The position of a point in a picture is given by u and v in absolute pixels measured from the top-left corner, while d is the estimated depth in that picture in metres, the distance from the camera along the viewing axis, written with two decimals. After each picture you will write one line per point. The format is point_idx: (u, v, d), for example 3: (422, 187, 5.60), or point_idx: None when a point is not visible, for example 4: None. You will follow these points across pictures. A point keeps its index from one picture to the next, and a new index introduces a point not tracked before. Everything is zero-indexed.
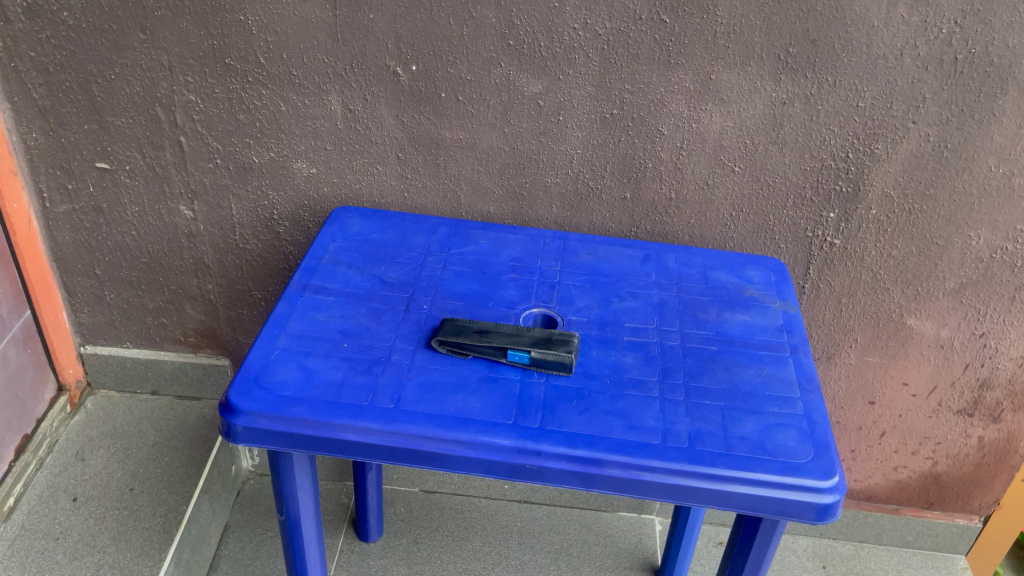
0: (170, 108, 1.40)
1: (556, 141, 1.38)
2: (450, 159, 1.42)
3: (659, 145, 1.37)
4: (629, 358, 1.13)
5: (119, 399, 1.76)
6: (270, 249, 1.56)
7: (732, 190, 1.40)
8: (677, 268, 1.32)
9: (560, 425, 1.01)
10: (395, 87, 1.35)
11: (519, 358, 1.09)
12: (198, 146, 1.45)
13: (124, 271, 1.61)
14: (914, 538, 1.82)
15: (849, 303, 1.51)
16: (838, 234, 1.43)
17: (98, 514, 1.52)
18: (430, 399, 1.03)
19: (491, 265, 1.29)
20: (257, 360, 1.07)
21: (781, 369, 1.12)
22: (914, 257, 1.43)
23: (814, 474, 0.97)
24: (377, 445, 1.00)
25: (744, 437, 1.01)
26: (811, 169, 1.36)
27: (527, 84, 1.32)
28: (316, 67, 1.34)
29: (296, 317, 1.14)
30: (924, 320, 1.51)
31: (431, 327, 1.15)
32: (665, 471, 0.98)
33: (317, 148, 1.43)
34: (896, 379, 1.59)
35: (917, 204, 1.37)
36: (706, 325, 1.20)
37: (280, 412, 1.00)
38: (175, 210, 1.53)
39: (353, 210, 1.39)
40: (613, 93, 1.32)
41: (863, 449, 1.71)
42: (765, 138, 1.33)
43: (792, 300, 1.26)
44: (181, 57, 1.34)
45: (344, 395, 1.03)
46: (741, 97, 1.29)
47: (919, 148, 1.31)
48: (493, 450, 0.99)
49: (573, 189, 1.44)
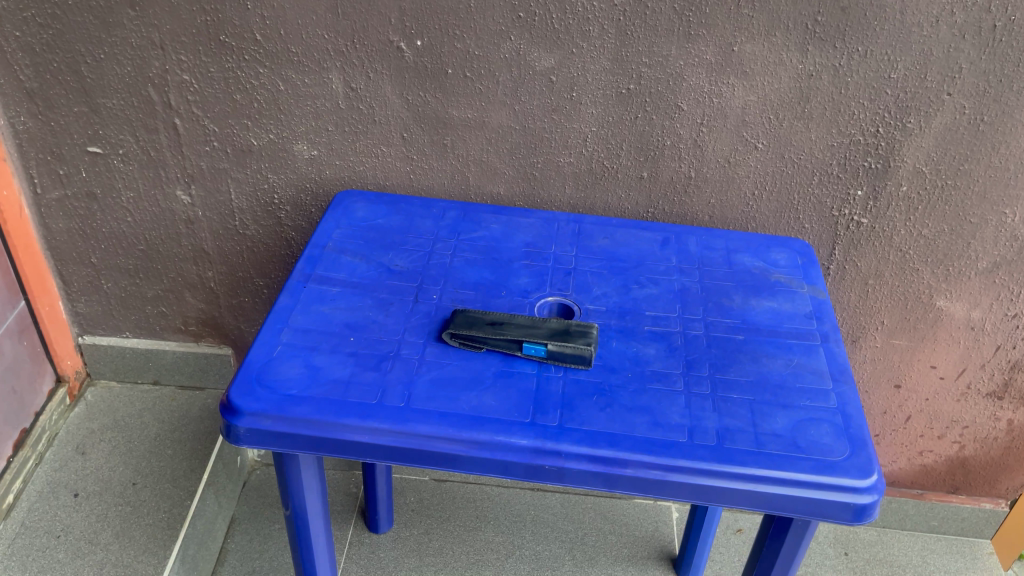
0: (163, 88, 1.34)
1: (570, 119, 1.31)
2: (458, 139, 1.36)
3: (678, 122, 1.30)
4: (651, 349, 1.07)
5: (119, 390, 1.71)
6: (272, 235, 1.50)
7: (755, 168, 1.33)
8: (699, 251, 1.25)
9: (580, 423, 0.95)
10: (399, 64, 1.28)
11: (535, 352, 1.03)
12: (194, 129, 1.38)
13: (121, 259, 1.55)
14: (939, 523, 1.77)
15: (875, 284, 1.44)
16: (865, 213, 1.36)
17: (100, 510, 1.48)
18: (443, 396, 0.98)
19: (503, 252, 1.23)
20: (260, 356, 1.01)
21: (812, 360, 1.06)
22: (946, 236, 1.36)
23: (852, 472, 0.91)
24: (387, 446, 0.94)
25: (775, 433, 0.96)
26: (839, 145, 1.29)
27: (539, 59, 1.25)
28: (315, 43, 1.27)
29: (300, 310, 1.09)
30: (955, 302, 1.44)
31: (442, 319, 1.09)
32: (693, 471, 0.92)
33: (318, 129, 1.36)
34: (924, 362, 1.53)
35: (950, 180, 1.30)
36: (731, 313, 1.14)
37: (286, 412, 0.95)
38: (172, 196, 1.47)
39: (357, 194, 1.33)
40: (630, 67, 1.24)
41: (887, 434, 1.66)
42: (791, 113, 1.26)
43: (821, 285, 1.19)
44: (174, 34, 1.27)
45: (352, 394, 0.98)
46: (766, 70, 1.22)
47: (954, 122, 1.24)
48: (510, 451, 0.93)
49: (587, 169, 1.37)
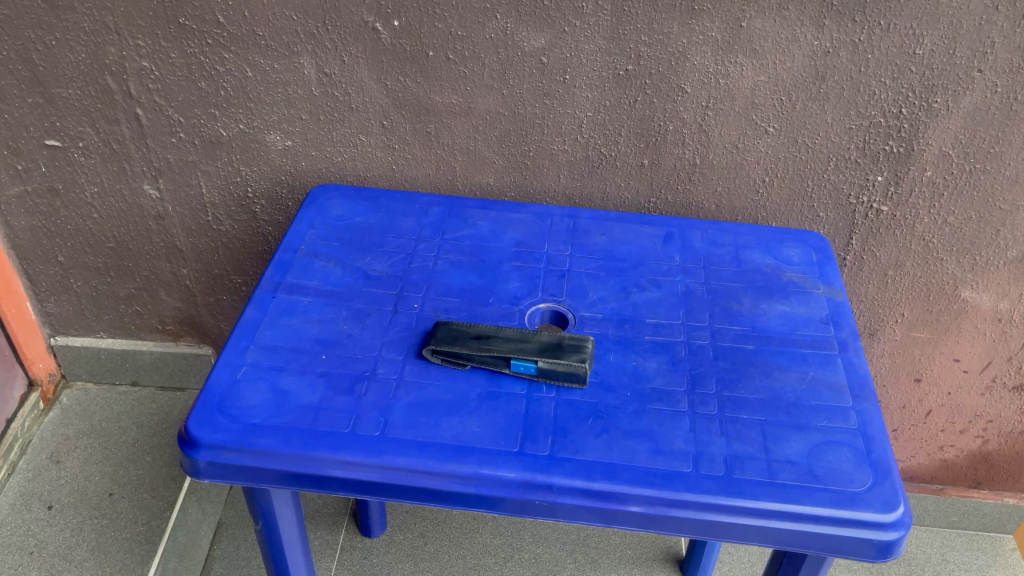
0: (121, 76, 1.23)
1: (563, 103, 1.21)
2: (443, 126, 1.25)
3: (682, 105, 1.19)
4: (652, 363, 0.97)
5: (96, 392, 1.63)
6: (248, 230, 1.41)
7: (766, 154, 1.23)
8: (704, 248, 1.16)
9: (573, 452, 0.86)
10: (375, 46, 1.17)
11: (524, 369, 0.94)
12: (158, 119, 1.28)
13: (89, 257, 1.46)
14: (959, 518, 1.68)
15: (895, 275, 1.34)
16: (886, 201, 1.25)
17: (75, 524, 1.40)
18: (422, 423, 0.89)
19: (491, 252, 1.13)
20: (222, 380, 0.92)
21: (830, 373, 0.97)
22: (973, 224, 1.26)
23: (874, 506, 0.82)
24: (361, 481, 0.86)
25: (790, 460, 0.87)
26: (858, 128, 1.18)
27: (528, 39, 1.14)
28: (283, 25, 1.16)
29: (267, 325, 0.99)
30: (981, 293, 1.34)
31: (423, 331, 1.00)
32: (698, 506, 0.83)
33: (291, 118, 1.26)
34: (946, 356, 1.44)
35: (979, 164, 1.19)
36: (740, 319, 1.04)
37: (248, 445, 0.86)
38: (139, 190, 1.37)
39: (333, 188, 1.23)
40: (627, 46, 1.13)
41: (906, 429, 1.57)
42: (805, 94, 1.15)
43: (838, 285, 1.09)
44: (129, 17, 1.17)
45: (322, 421, 0.89)
46: (777, 47, 1.11)
47: (985, 101, 1.12)
48: (496, 486, 0.84)
49: (584, 157, 1.26)
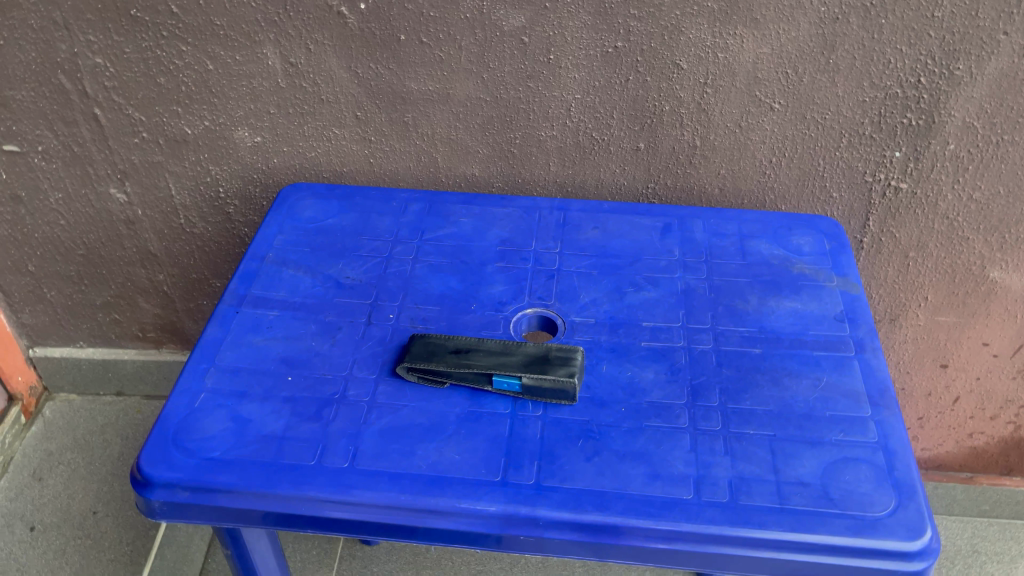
0: (75, 75, 1.15)
1: (549, 86, 1.11)
2: (420, 114, 1.16)
3: (678, 83, 1.09)
4: (649, 373, 0.88)
5: (80, 403, 1.62)
6: (223, 233, 1.34)
7: (772, 132, 1.12)
8: (706, 239, 1.07)
9: (561, 480, 0.78)
10: (342, 32, 1.08)
11: (507, 386, 0.85)
12: (118, 119, 1.20)
13: (60, 265, 1.40)
14: (991, 507, 1.57)
15: (917, 257, 1.24)
16: (905, 178, 1.15)
17: (58, 546, 1.38)
18: (395, 452, 0.81)
19: (474, 253, 1.05)
20: (178, 409, 0.84)
21: (845, 378, 0.88)
22: (1002, 199, 1.15)
23: (899, 533, 0.73)
24: (329, 518, 0.78)
25: (802, 480, 0.78)
26: (872, 101, 1.07)
27: (506, 18, 1.04)
28: (241, 12, 1.07)
29: (229, 345, 0.92)
30: (1012, 273, 1.24)
31: (398, 346, 0.92)
32: (699, 537, 0.74)
33: (258, 113, 1.17)
34: (974, 340, 1.34)
35: (1007, 135, 1.08)
36: (747, 319, 0.95)
37: (205, 482, 0.78)
38: (106, 195, 1.30)
39: (304, 188, 1.15)
40: (616, 21, 1.03)
41: (932, 416, 1.48)
42: (812, 66, 1.05)
43: (854, 276, 1.00)
44: (77, 11, 1.08)
45: (286, 453, 0.80)
46: (781, 16, 1.01)
47: (1012, 66, 1.01)
48: (476, 520, 0.76)
49: (574, 142, 1.17)
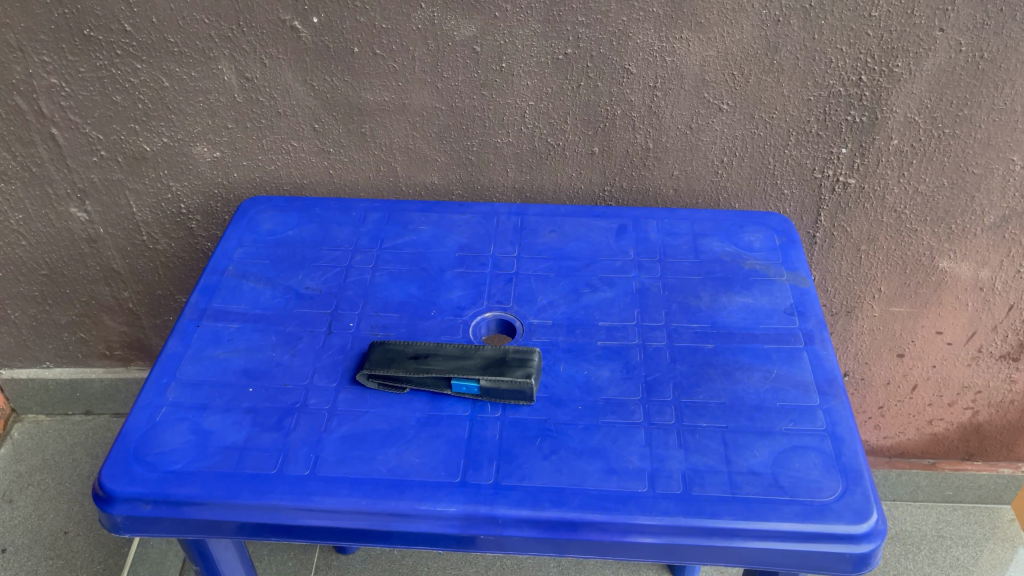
0: (31, 95, 1.15)
1: (503, 93, 1.13)
2: (378, 125, 1.17)
3: (628, 87, 1.11)
4: (605, 371, 0.90)
5: (48, 424, 1.62)
6: (186, 248, 1.35)
7: (722, 132, 1.15)
8: (660, 239, 1.09)
9: (520, 479, 0.79)
10: (297, 46, 1.09)
11: (466, 389, 0.87)
12: (76, 138, 1.21)
13: (23, 286, 1.41)
14: (954, 492, 1.61)
15: (869, 250, 1.27)
16: (852, 173, 1.18)
17: (29, 566, 1.38)
18: (355, 459, 0.82)
19: (434, 260, 1.06)
20: (140, 424, 0.85)
21: (796, 369, 0.90)
22: (946, 191, 1.18)
23: (845, 517, 0.75)
24: (292, 525, 0.78)
25: (753, 470, 0.80)
26: (817, 99, 1.10)
27: (457, 28, 1.06)
28: (195, 29, 1.08)
29: (190, 359, 0.92)
30: (960, 262, 1.27)
31: (358, 354, 0.93)
32: (656, 528, 0.76)
33: (216, 128, 1.19)
34: (929, 328, 1.37)
35: (948, 129, 1.11)
36: (700, 315, 0.97)
37: (167, 495, 0.79)
38: (66, 214, 1.31)
39: (264, 201, 1.16)
40: (564, 28, 1.06)
41: (892, 405, 1.51)
42: (757, 67, 1.07)
43: (803, 270, 1.03)
44: (31, 33, 1.08)
45: (247, 463, 0.81)
46: (723, 19, 1.03)
47: (949, 61, 1.05)
48: (437, 521, 0.77)
49: (530, 148, 1.19)
